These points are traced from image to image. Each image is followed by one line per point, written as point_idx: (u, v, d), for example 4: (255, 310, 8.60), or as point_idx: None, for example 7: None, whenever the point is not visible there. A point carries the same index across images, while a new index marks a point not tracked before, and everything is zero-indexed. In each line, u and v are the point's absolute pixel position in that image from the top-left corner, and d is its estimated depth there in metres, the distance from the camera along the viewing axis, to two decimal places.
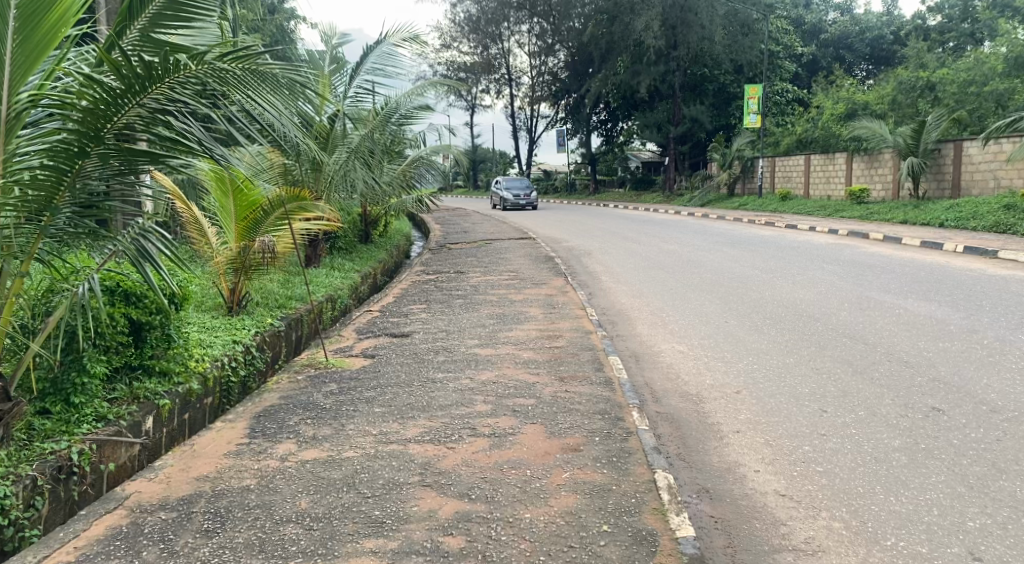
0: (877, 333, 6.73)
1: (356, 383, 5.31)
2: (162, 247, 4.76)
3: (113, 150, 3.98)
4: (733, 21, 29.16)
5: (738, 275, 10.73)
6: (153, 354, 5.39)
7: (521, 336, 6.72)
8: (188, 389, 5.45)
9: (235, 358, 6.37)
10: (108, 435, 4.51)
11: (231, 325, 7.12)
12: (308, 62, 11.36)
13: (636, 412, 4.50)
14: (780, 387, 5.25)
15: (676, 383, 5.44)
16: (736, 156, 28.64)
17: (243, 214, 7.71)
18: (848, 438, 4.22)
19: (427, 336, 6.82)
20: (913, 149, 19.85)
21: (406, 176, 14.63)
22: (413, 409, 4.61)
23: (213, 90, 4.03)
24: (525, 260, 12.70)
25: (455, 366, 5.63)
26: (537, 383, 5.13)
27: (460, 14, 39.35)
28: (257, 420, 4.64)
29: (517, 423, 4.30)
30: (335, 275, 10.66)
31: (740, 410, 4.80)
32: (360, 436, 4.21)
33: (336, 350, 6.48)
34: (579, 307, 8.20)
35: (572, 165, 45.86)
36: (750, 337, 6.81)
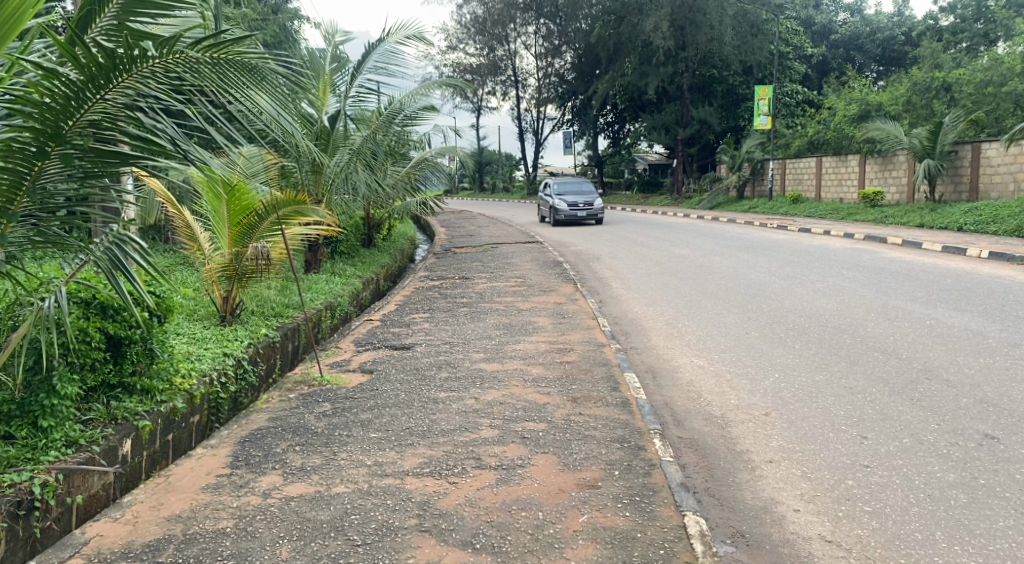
0: (910, 347, 6.31)
1: (351, 403, 4.91)
2: (140, 255, 4.34)
3: (77, 151, 3.57)
4: (743, 21, 28.67)
5: (754, 282, 10.30)
6: (134, 370, 5.01)
7: (529, 348, 6.31)
8: (172, 407, 5.09)
9: (225, 374, 6.01)
10: (79, 464, 4.13)
11: (223, 337, 6.75)
12: (308, 61, 10.90)
13: (657, 439, 4.08)
14: (813, 408, 4.84)
15: (698, 403, 5.03)
16: (746, 159, 28.21)
17: (236, 218, 7.29)
18: (896, 470, 3.81)
19: (430, 349, 6.42)
20: (929, 151, 19.36)
21: (410, 178, 14.23)
22: (412, 435, 4.20)
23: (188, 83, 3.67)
24: (533, 265, 12.30)
25: (457, 384, 5.22)
26: (548, 404, 4.71)
27: (466, 15, 39.01)
28: (241, 446, 4.24)
29: (527, 452, 3.89)
30: (336, 281, 10.26)
31: (771, 437, 4.38)
32: (353, 467, 3.80)
33: (331, 365, 6.06)
34: (590, 317, 7.78)
35: (578, 167, 45.46)
36: (773, 351, 6.40)
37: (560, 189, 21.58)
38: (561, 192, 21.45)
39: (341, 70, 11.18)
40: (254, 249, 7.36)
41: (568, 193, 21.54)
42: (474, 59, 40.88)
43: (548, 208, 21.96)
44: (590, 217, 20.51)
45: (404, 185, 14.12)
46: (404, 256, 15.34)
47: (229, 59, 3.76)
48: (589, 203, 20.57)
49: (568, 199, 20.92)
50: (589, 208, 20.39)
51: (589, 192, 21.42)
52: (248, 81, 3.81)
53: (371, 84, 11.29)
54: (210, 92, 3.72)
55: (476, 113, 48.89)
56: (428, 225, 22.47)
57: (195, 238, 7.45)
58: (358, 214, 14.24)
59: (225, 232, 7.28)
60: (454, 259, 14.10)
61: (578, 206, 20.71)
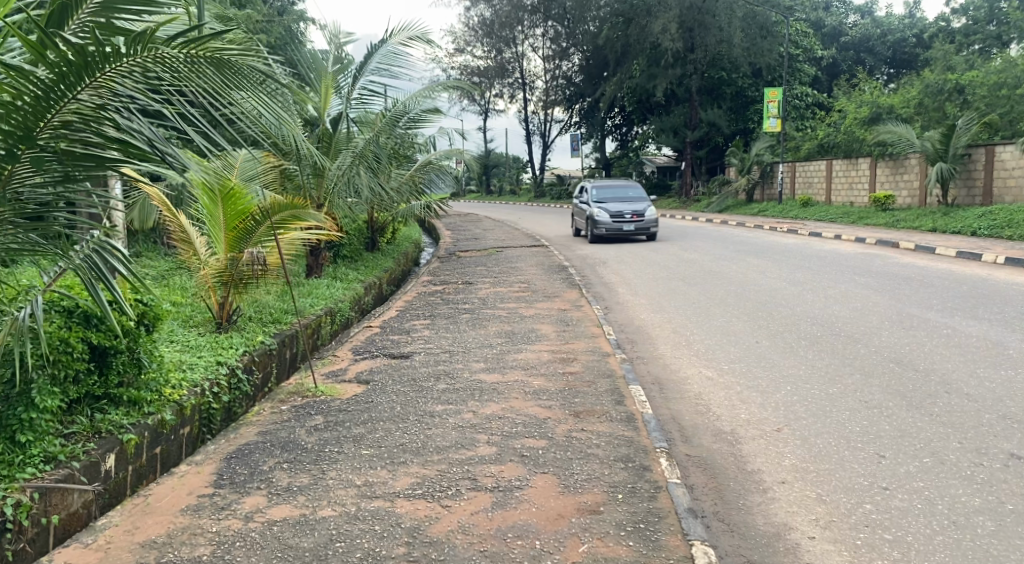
0: (927, 357, 6.10)
1: (345, 416, 4.70)
2: (122, 263, 4.15)
3: (50, 153, 3.42)
4: (752, 23, 28.39)
5: (764, 288, 10.07)
6: (121, 381, 4.83)
7: (531, 358, 6.10)
8: (160, 419, 4.89)
9: (217, 383, 5.83)
10: (56, 482, 3.94)
11: (217, 344, 6.56)
12: (310, 64, 10.71)
13: (664, 458, 3.88)
14: (828, 425, 4.64)
15: (708, 420, 4.82)
16: (755, 161, 27.96)
17: (233, 223, 7.09)
18: (916, 493, 3.60)
19: (430, 358, 6.22)
20: (941, 154, 19.03)
21: (415, 181, 14.05)
22: (405, 452, 4.00)
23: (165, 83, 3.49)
24: (538, 270, 12.09)
25: (456, 396, 5.01)
26: (549, 419, 4.51)
27: (474, 17, 38.88)
28: (227, 462, 4.05)
29: (526, 472, 3.69)
30: (337, 286, 10.07)
31: (783, 456, 4.18)
32: (343, 488, 3.61)
33: (327, 375, 5.87)
34: (596, 325, 7.57)
35: (586, 169, 45.24)
36: (784, 362, 6.19)
37: (599, 195, 17.26)
38: (602, 199, 17.11)
39: (343, 71, 10.98)
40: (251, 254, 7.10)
41: (609, 200, 17.17)
42: (481, 62, 40.76)
43: (584, 218, 17.63)
44: (640, 232, 16.23)
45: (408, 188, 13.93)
46: (408, 260, 15.16)
47: (210, 58, 3.59)
48: (638, 213, 16.25)
49: (612, 207, 16.53)
50: (640, 221, 16.08)
51: (638, 199, 17.11)
52: (231, 81, 3.65)
53: (374, 85, 11.08)
54: (190, 92, 3.56)
55: (484, 115, 48.77)
56: (433, 227, 22.28)
57: (189, 239, 7.17)
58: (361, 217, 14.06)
59: (222, 235, 7.07)
60: (459, 263, 13.88)
61: (624, 217, 16.36)
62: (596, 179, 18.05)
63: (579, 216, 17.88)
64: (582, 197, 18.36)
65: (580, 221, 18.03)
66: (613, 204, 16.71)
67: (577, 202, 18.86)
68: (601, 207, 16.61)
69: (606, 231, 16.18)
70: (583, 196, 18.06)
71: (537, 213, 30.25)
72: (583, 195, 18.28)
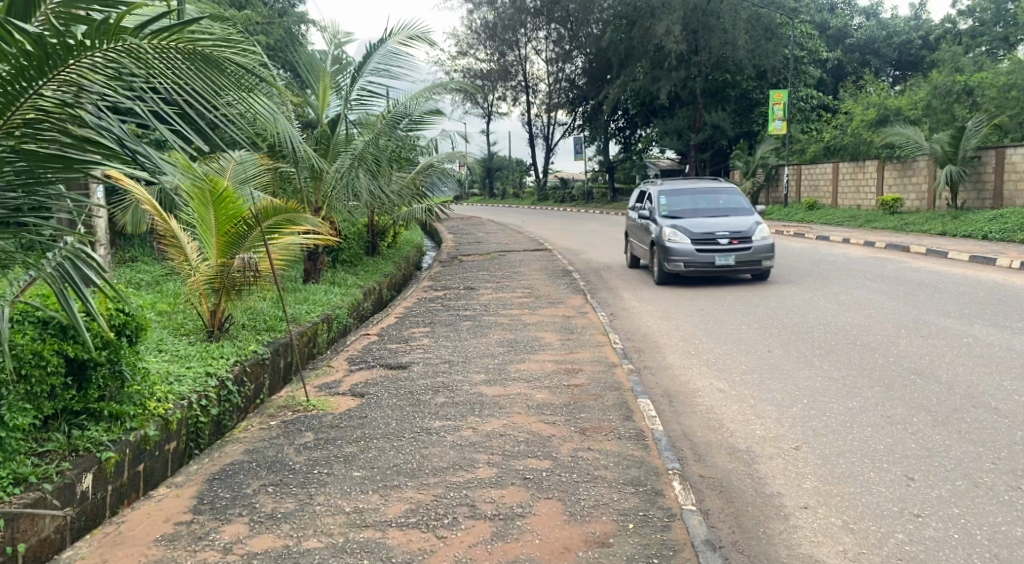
0: (949, 369, 5.82)
1: (336, 433, 4.43)
2: (95, 272, 3.89)
3: (14, 153, 3.21)
4: (757, 25, 28.12)
5: (774, 294, 9.80)
6: (102, 395, 4.56)
7: (535, 369, 5.84)
8: (144, 435, 4.63)
9: (206, 395, 5.56)
10: (23, 508, 3.69)
11: (207, 354, 6.31)
12: (310, 65, 10.44)
13: (677, 481, 3.62)
14: (850, 443, 4.37)
15: (722, 438, 4.55)
16: (760, 164, 27.69)
17: (225, 227, 6.85)
18: (953, 521, 3.33)
19: (428, 369, 5.95)
20: (951, 157, 18.76)
21: (417, 185, 13.82)
22: (400, 474, 3.73)
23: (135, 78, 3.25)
24: (542, 275, 11.83)
25: (455, 411, 4.73)
26: (554, 436, 4.24)
27: (477, 20, 38.69)
28: (210, 484, 3.79)
29: (529, 497, 3.43)
30: (336, 292, 9.81)
31: (804, 477, 3.91)
32: (330, 515, 3.34)
33: (320, 387, 5.60)
34: (602, 333, 7.29)
35: (589, 173, 45.00)
36: (800, 373, 5.91)
37: (670, 206, 11.21)
38: (676, 212, 11.02)
39: (343, 71, 10.68)
40: (243, 259, 6.81)
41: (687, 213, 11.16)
42: (484, 65, 40.62)
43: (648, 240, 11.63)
44: (741, 267, 10.18)
45: (410, 191, 13.69)
46: (410, 265, 14.89)
47: (184, 50, 3.35)
48: (739, 237, 10.18)
49: (694, 225, 10.47)
50: (742, 251, 10.05)
51: (733, 211, 10.97)
52: (208, 76, 3.41)
53: (374, 86, 10.85)
54: (163, 89, 3.31)
55: (487, 119, 48.61)
56: (436, 231, 22.00)
57: (180, 245, 6.98)
58: (362, 221, 13.86)
59: (212, 240, 6.83)
60: (461, 267, 13.62)
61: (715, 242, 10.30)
62: (664, 180, 12.00)
63: (637, 235, 11.92)
64: (641, 205, 12.40)
65: (640, 241, 12.06)
66: (697, 221, 10.64)
67: (632, 212, 12.97)
68: (676, 226, 10.55)
69: (686, 268, 10.16)
70: (643, 206, 12.10)
71: (540, 216, 30.03)
72: (643, 205, 12.31)
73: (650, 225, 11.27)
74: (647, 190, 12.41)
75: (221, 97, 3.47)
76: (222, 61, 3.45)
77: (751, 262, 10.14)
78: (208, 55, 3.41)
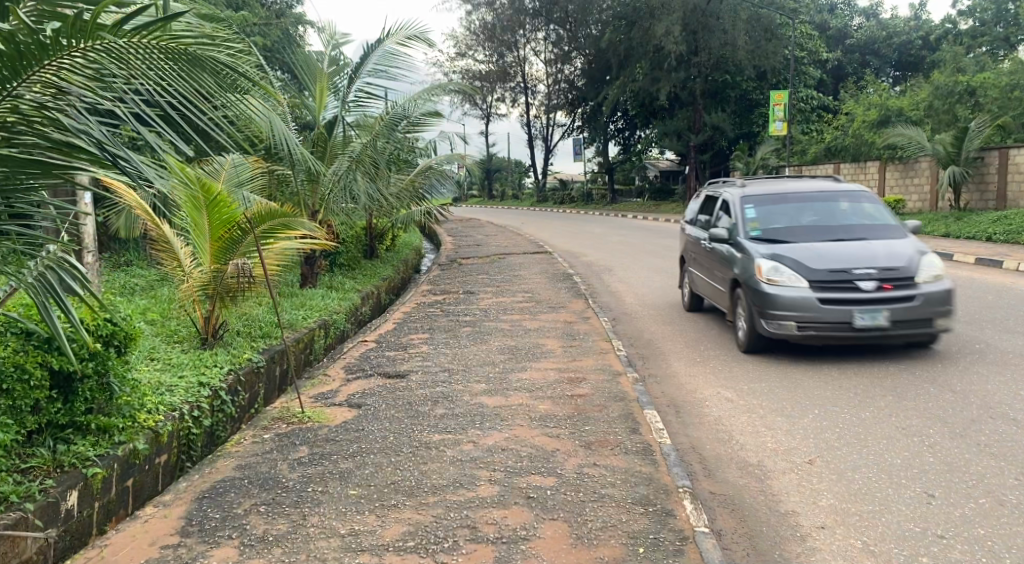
0: (962, 377, 5.67)
1: (333, 448, 4.26)
2: (78, 281, 3.74)
3: None
4: (757, 25, 27.97)
5: None
6: (89, 408, 4.40)
7: (537, 378, 5.67)
8: (133, 449, 4.46)
9: (198, 406, 5.40)
10: (4, 530, 3.54)
11: (200, 362, 6.16)
12: (306, 66, 10.24)
13: (688, 500, 3.48)
14: (866, 456, 4.22)
15: (732, 452, 4.40)
16: (761, 165, 27.54)
17: (218, 233, 6.70)
18: (978, 544, 3.19)
19: (428, 378, 5.78)
20: (954, 157, 18.63)
21: (415, 187, 13.64)
22: (398, 492, 3.57)
23: (115, 77, 3.13)
24: (542, 279, 11.67)
25: (455, 424, 4.57)
26: (559, 451, 4.09)
27: (476, 22, 38.58)
28: (199, 503, 3.63)
29: (533, 519, 3.29)
30: (333, 297, 9.64)
31: (819, 496, 3.77)
32: (325, 539, 3.19)
33: (315, 397, 5.43)
34: (604, 339, 7.13)
35: (588, 174, 44.82)
36: (809, 382, 5.75)
37: (762, 219, 7.06)
38: (772, 228, 6.89)
39: (340, 72, 10.49)
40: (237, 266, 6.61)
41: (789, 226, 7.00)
42: (484, 66, 40.53)
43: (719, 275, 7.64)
44: (899, 330, 5.97)
45: (408, 194, 13.52)
46: (408, 268, 14.71)
47: (165, 48, 3.23)
48: (892, 275, 5.99)
49: (810, 253, 6.31)
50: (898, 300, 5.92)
51: (864, 223, 6.82)
52: (190, 75, 3.28)
53: (371, 88, 10.67)
54: (144, 89, 3.18)
55: (486, 120, 48.45)
56: (435, 233, 21.85)
57: (174, 250, 6.82)
58: (360, 224, 13.68)
59: (206, 246, 6.65)
60: (461, 271, 13.45)
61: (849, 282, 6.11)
62: (743, 179, 7.89)
63: (701, 263, 8.06)
64: (705, 215, 8.47)
65: (703, 270, 8.18)
66: (815, 246, 6.42)
67: (690, 223, 9.11)
68: (778, 254, 6.39)
69: (802, 331, 6.01)
70: (709, 218, 8.14)
71: (539, 218, 29.88)
72: (708, 216, 8.33)
73: (727, 251, 7.20)
74: (713, 193, 8.41)
75: (205, 98, 3.33)
76: (205, 60, 3.32)
77: (915, 321, 5.98)
78: (191, 54, 3.28)
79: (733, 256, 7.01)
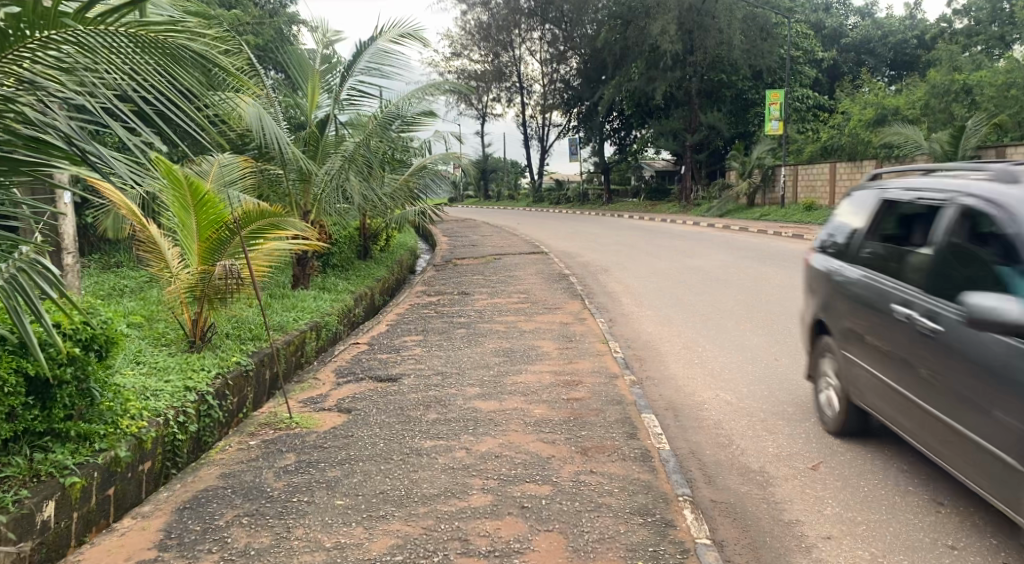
0: None
1: (320, 456, 4.12)
2: (51, 285, 3.58)
3: None
4: (752, 24, 27.86)
5: (778, 298, 9.51)
6: (69, 414, 4.26)
7: (532, 381, 5.53)
8: (114, 457, 4.33)
9: (184, 411, 5.25)
10: None
11: (187, 366, 6.02)
12: (298, 65, 10.13)
13: (688, 510, 3.37)
14: (870, 461, 4.10)
15: (733, 457, 4.27)
16: (757, 165, 27.44)
17: (206, 233, 6.54)
18: None
19: (419, 382, 5.63)
20: (950, 156, 18.58)
21: (409, 187, 13.49)
22: (387, 502, 3.44)
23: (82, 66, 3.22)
24: (538, 280, 11.54)
25: (447, 430, 4.43)
26: (554, 458, 3.95)
27: (471, 21, 38.45)
28: (179, 514, 3.50)
29: (526, 531, 3.17)
30: (325, 298, 9.50)
31: (823, 504, 3.66)
32: (310, 553, 3.08)
33: (303, 402, 5.29)
34: (601, 341, 6.99)
35: (584, 174, 44.66)
36: (810, 384, 5.63)
37: None
38: None
39: (332, 71, 10.37)
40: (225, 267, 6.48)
41: None
42: (479, 66, 40.39)
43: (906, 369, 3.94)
44: None
45: (402, 193, 13.37)
46: (403, 269, 14.56)
47: (135, 37, 3.32)
48: None
49: None
50: None
51: None
52: (160, 64, 3.36)
53: (364, 86, 10.52)
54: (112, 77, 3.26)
55: (481, 120, 48.30)
56: (430, 234, 21.69)
57: (161, 250, 6.68)
58: (353, 224, 13.51)
59: (194, 246, 6.52)
60: (455, 271, 13.30)
61: None
62: (951, 173, 4.12)
63: (850, 331, 4.35)
64: (876, 236, 4.45)
65: (875, 352, 4.17)
66: None
67: (821, 249, 5.09)
68: None
69: None
70: (889, 249, 4.23)
71: (534, 218, 29.75)
72: (886, 244, 4.31)
73: (945, 329, 3.57)
74: (877, 200, 4.59)
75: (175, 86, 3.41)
76: (176, 50, 3.41)
77: None
78: (162, 45, 3.39)
79: (964, 348, 3.44)
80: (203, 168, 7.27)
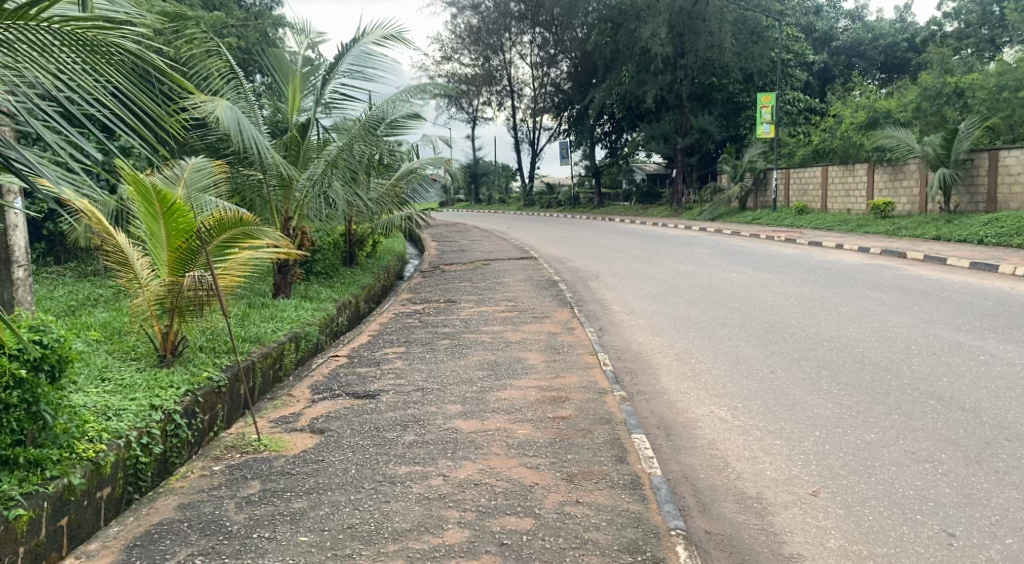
0: (970, 392, 5.32)
1: (287, 486, 3.84)
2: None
3: None
4: (743, 27, 27.72)
5: (771, 305, 9.30)
6: (17, 440, 4.00)
7: (516, 397, 5.28)
8: (67, 485, 4.07)
9: (148, 432, 4.98)
10: None
11: (155, 383, 5.72)
12: (277, 67, 9.82)
13: (680, 545, 3.16)
14: (873, 485, 3.86)
15: (728, 482, 4.01)
16: (748, 168, 27.28)
17: (177, 241, 6.26)
18: None
19: (399, 399, 5.35)
20: (943, 159, 18.45)
21: (396, 191, 13.23)
22: (353, 539, 3.25)
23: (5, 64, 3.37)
24: (527, 286, 11.32)
25: (424, 453, 4.16)
26: (539, 484, 3.72)
27: (461, 25, 38.26)
28: (127, 555, 3.25)
29: None
30: (307, 306, 9.23)
31: (826, 534, 3.43)
32: None
33: (274, 423, 5.02)
34: (590, 352, 6.73)
35: (575, 177, 44.45)
36: (807, 399, 5.38)
37: None
38: None
39: (313, 72, 10.06)
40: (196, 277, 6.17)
41: None
42: (469, 70, 40.14)
43: None
44: None
45: (389, 198, 13.11)
46: (390, 275, 14.31)
47: (61, 34, 3.48)
48: None
49: None
50: None
51: None
52: (88, 60, 3.53)
53: (348, 89, 10.23)
54: (34, 75, 3.39)
55: (471, 123, 48.04)
56: (419, 239, 21.38)
57: (128, 259, 6.38)
58: (338, 230, 13.21)
59: (163, 256, 6.24)
60: (443, 278, 13.03)
61: None
62: None
63: None
64: None
65: None
66: None
67: None
68: None
69: None
70: None
71: (526, 223, 29.53)
72: None
73: None
74: None
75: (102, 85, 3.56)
76: (104, 47, 3.58)
77: None
78: (91, 43, 3.55)
79: None
80: (176, 175, 6.99)
